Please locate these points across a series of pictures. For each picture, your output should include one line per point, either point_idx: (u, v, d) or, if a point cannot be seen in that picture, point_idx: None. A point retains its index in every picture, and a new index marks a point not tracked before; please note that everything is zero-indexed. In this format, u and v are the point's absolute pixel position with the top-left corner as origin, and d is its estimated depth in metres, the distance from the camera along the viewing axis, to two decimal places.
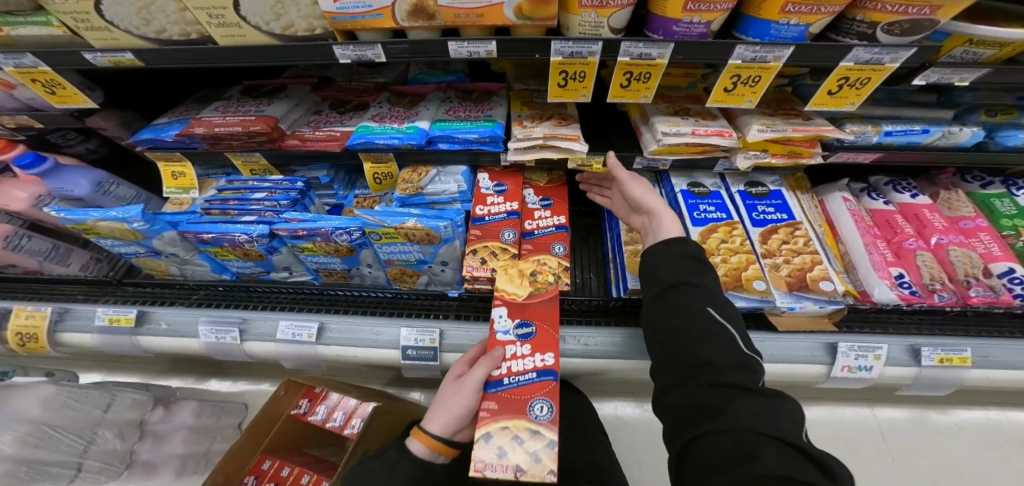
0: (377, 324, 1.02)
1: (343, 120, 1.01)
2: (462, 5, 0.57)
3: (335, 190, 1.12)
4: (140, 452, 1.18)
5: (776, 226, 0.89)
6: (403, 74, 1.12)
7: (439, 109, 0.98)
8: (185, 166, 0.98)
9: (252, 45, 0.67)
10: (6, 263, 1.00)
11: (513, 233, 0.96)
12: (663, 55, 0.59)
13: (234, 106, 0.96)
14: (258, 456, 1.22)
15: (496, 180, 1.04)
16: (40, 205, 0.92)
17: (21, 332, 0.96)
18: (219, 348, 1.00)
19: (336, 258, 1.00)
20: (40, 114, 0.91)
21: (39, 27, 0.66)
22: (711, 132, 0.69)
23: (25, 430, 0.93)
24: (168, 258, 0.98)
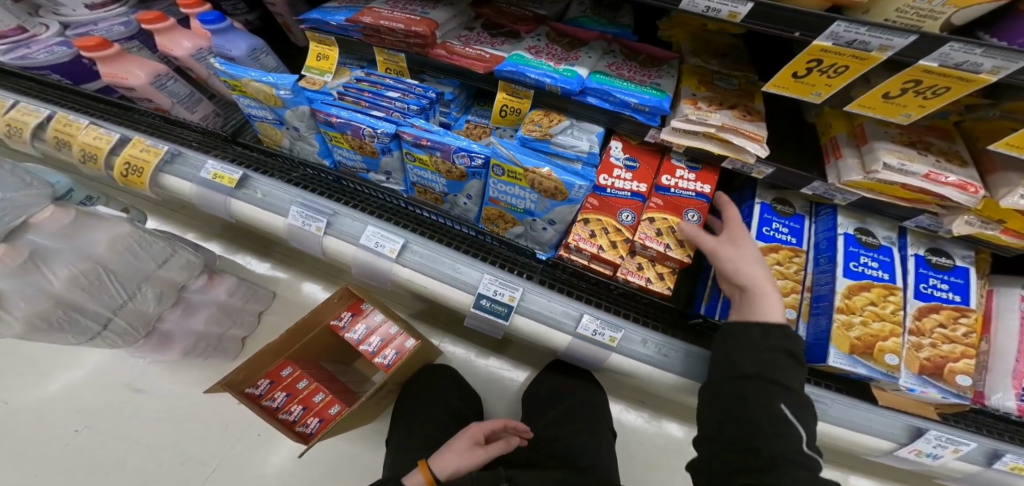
0: (458, 261, 0.98)
1: (494, 43, 0.95)
2: None
3: (451, 110, 1.05)
4: (167, 321, 1.16)
5: (938, 305, 0.76)
6: (561, 12, 1.04)
7: (600, 61, 0.90)
8: (333, 50, 0.97)
9: None
10: (141, 97, 0.97)
11: (632, 215, 0.89)
12: (995, 73, 0.44)
13: (403, 2, 0.93)
14: (282, 361, 1.20)
15: (628, 154, 0.95)
16: (197, 58, 0.93)
17: (130, 162, 0.96)
18: (300, 234, 0.98)
19: (442, 179, 0.96)
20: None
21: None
22: (952, 181, 0.57)
23: (83, 268, 0.84)
24: (287, 130, 0.99)
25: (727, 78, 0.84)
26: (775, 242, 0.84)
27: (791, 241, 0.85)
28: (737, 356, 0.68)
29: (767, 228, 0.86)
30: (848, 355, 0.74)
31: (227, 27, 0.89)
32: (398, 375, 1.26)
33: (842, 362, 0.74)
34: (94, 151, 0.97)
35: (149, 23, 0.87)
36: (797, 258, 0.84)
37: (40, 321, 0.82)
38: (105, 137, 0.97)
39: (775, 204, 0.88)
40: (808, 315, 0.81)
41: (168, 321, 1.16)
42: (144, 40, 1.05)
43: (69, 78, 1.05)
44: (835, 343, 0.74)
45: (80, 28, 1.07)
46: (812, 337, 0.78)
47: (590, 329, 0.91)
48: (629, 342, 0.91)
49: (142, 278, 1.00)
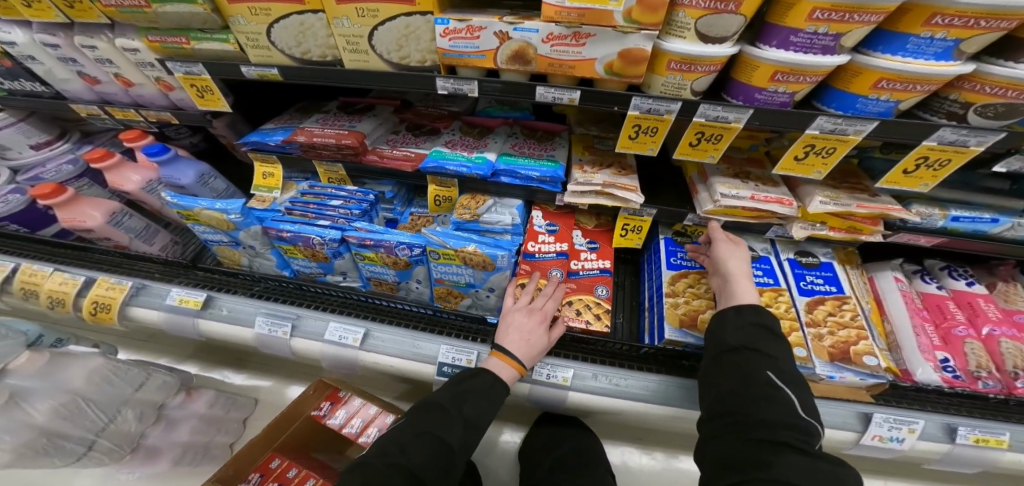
0: (416, 338, 1.05)
1: (417, 142, 1.12)
2: (558, 57, 0.65)
3: (394, 206, 1.19)
4: (151, 436, 1.18)
5: (823, 297, 0.88)
6: (472, 106, 1.23)
7: (505, 143, 1.05)
8: (277, 167, 1.12)
9: (372, 69, 0.77)
10: (100, 237, 1.08)
11: (561, 273, 1.00)
12: (739, 120, 0.64)
13: (332, 119, 1.11)
14: (269, 454, 1.16)
15: (549, 220, 1.09)
16: (147, 189, 1.05)
17: (97, 301, 1.04)
18: (268, 341, 1.04)
19: (391, 270, 1.06)
20: (181, 113, 1.04)
21: (218, 43, 0.79)
22: (770, 199, 0.76)
23: (62, 400, 0.89)
24: (244, 249, 1.10)
25: (607, 139, 1.02)
26: (683, 268, 0.97)
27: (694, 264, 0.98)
28: (719, 334, 0.71)
29: (674, 259, 0.99)
30: None
31: (173, 157, 1.02)
32: None
33: None
34: (61, 296, 1.05)
35: (96, 160, 0.99)
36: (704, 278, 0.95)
37: (26, 452, 0.85)
38: (71, 281, 1.06)
39: (675, 236, 1.04)
40: None
41: (152, 436, 1.18)
42: (93, 176, 1.18)
43: (25, 224, 1.14)
44: None
45: (27, 170, 1.16)
46: None
47: (545, 375, 0.96)
48: (584, 382, 0.95)
49: (121, 400, 1.02)
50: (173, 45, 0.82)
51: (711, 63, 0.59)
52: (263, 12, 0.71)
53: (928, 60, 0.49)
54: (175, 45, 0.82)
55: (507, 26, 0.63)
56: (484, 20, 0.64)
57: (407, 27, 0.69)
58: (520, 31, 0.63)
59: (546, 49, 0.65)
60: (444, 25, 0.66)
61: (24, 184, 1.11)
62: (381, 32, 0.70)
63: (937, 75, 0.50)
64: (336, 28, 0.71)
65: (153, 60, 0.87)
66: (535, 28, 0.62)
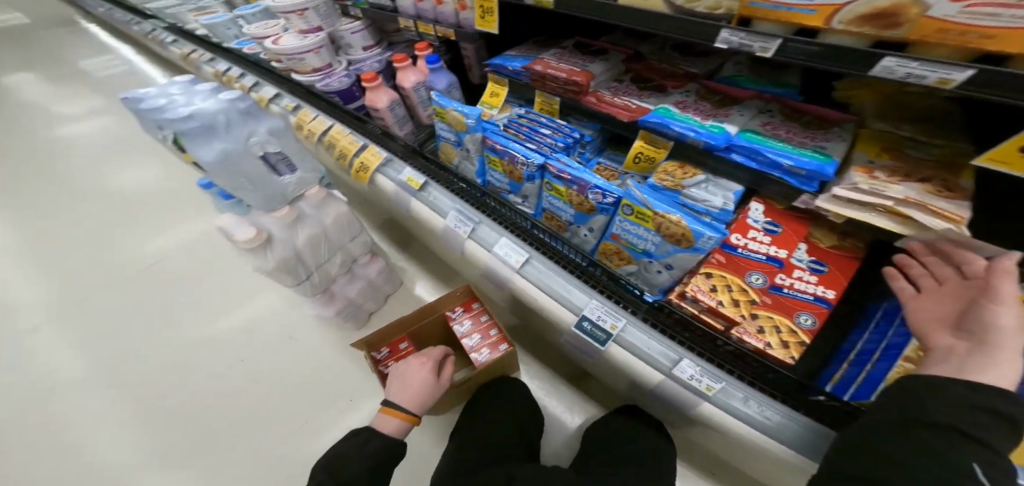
0: (572, 283, 1.09)
1: (641, 95, 1.06)
2: (964, 20, 0.43)
3: (586, 151, 1.19)
4: (338, 286, 1.60)
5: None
6: (714, 69, 1.09)
7: (753, 120, 0.91)
8: (503, 89, 1.24)
9: (648, 9, 0.75)
10: (378, 116, 1.45)
11: (761, 278, 0.88)
12: None
13: (568, 55, 1.15)
14: (401, 335, 1.43)
15: (770, 219, 0.92)
16: (416, 89, 1.33)
17: (363, 162, 1.38)
18: (451, 233, 1.22)
19: (572, 210, 1.13)
20: (460, 31, 1.23)
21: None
22: None
23: (314, 233, 1.32)
24: (461, 150, 1.32)
25: (904, 139, 0.76)
26: None
27: None
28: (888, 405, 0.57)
29: None
30: None
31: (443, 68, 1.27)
32: (489, 373, 1.36)
33: None
34: (345, 151, 1.43)
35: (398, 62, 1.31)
36: None
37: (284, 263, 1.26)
38: (354, 143, 1.42)
39: None
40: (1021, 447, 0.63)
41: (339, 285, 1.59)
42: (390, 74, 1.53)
43: (344, 100, 1.60)
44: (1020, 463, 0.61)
45: (356, 64, 1.62)
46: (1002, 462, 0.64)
47: (687, 374, 0.89)
48: (730, 399, 0.85)
49: (334, 246, 1.44)
50: None
51: None
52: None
53: None
54: None
55: None
56: None
57: None
58: None
59: (948, 10, 0.43)
60: None
61: (351, 73, 1.58)
62: None
63: None
64: None
65: None
66: None
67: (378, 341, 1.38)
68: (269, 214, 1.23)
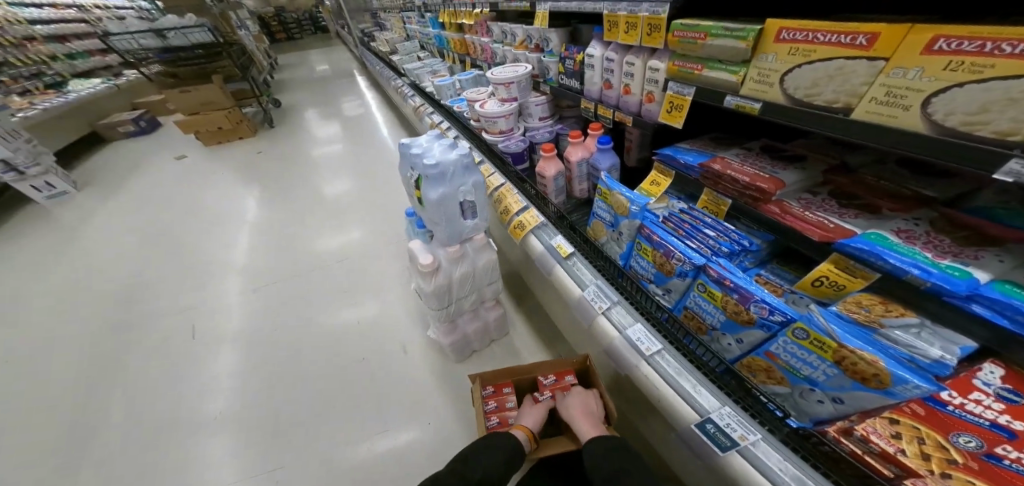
0: (704, 382, 1.04)
1: (844, 214, 0.97)
2: None
3: (746, 260, 1.16)
4: (462, 319, 1.88)
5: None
6: (956, 194, 0.91)
7: (1023, 271, 0.72)
8: (666, 180, 1.34)
9: (895, 127, 0.71)
10: (544, 182, 1.74)
11: (970, 442, 0.68)
12: None
13: (753, 157, 1.17)
14: (507, 380, 1.56)
15: (1012, 385, 0.69)
16: (581, 162, 1.63)
17: (521, 222, 1.68)
18: (585, 306, 1.32)
19: (723, 315, 1.07)
20: (641, 120, 1.40)
21: (727, 73, 1.02)
22: None
23: (467, 271, 1.66)
24: (613, 232, 1.43)
25: None
26: None
27: None
28: None
29: None
30: None
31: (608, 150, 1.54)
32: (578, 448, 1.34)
33: None
34: (508, 209, 1.78)
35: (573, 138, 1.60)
36: None
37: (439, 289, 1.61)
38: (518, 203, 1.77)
39: None
40: None
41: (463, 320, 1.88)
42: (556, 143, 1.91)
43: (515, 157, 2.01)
44: None
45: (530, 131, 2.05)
46: None
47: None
48: None
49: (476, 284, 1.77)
50: (687, 70, 1.13)
51: None
52: (805, 53, 0.83)
53: None
54: (688, 70, 1.13)
55: None
56: None
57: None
58: None
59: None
60: None
61: (525, 138, 2.01)
62: (957, 93, 0.62)
63: None
64: (887, 79, 0.71)
65: (661, 79, 1.25)
66: None
67: (490, 379, 1.55)
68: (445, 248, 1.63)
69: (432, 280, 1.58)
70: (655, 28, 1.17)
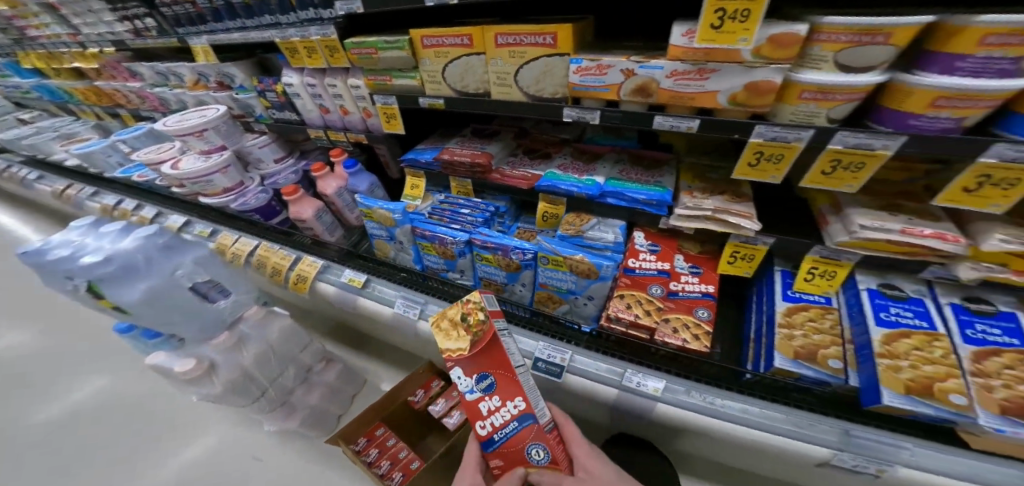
0: (522, 335, 1.15)
1: (534, 165, 1.27)
2: (681, 90, 0.74)
3: (505, 220, 1.33)
4: (295, 396, 1.54)
5: (1000, 350, 0.74)
6: (581, 133, 1.35)
7: (614, 169, 1.15)
8: (421, 181, 1.36)
9: (512, 99, 0.95)
10: (305, 226, 1.43)
11: (660, 290, 1.02)
12: (888, 148, 0.64)
13: (468, 142, 1.32)
14: (377, 422, 1.39)
15: (651, 240, 1.11)
16: (338, 194, 1.38)
17: (300, 273, 1.39)
18: (400, 320, 1.26)
19: (502, 272, 1.18)
20: (371, 135, 1.34)
21: (408, 79, 1.05)
22: (927, 234, 0.72)
23: (261, 350, 1.30)
24: (395, 244, 1.33)
25: (721, 168, 1.05)
26: (803, 302, 0.93)
27: (921, 326, 0.79)
28: None
29: (885, 313, 0.82)
30: (905, 396, 0.72)
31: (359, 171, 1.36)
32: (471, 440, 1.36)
33: (900, 402, 0.72)
34: (279, 267, 1.44)
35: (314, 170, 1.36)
36: (829, 315, 0.90)
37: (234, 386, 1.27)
38: (286, 257, 1.45)
39: (882, 288, 0.86)
40: (856, 365, 0.82)
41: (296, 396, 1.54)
42: (305, 182, 1.60)
43: (263, 215, 1.60)
44: (886, 383, 0.73)
45: (270, 178, 1.64)
46: (862, 383, 0.78)
47: (635, 383, 0.98)
48: (675, 396, 0.95)
49: (287, 358, 1.45)
50: (380, 82, 1.10)
51: (854, 91, 0.61)
52: (444, 54, 0.94)
53: None
54: (381, 82, 1.10)
55: (634, 64, 0.76)
56: (614, 59, 0.78)
57: (547, 66, 0.86)
58: (646, 68, 0.75)
59: (668, 83, 0.74)
60: (578, 64, 0.81)
61: (268, 188, 1.61)
62: (525, 70, 0.89)
63: None
64: (492, 66, 0.91)
65: (365, 94, 1.18)
66: (661, 65, 0.73)
67: (355, 432, 1.32)
68: (206, 342, 1.20)
69: (217, 379, 1.22)
70: (332, 49, 1.09)
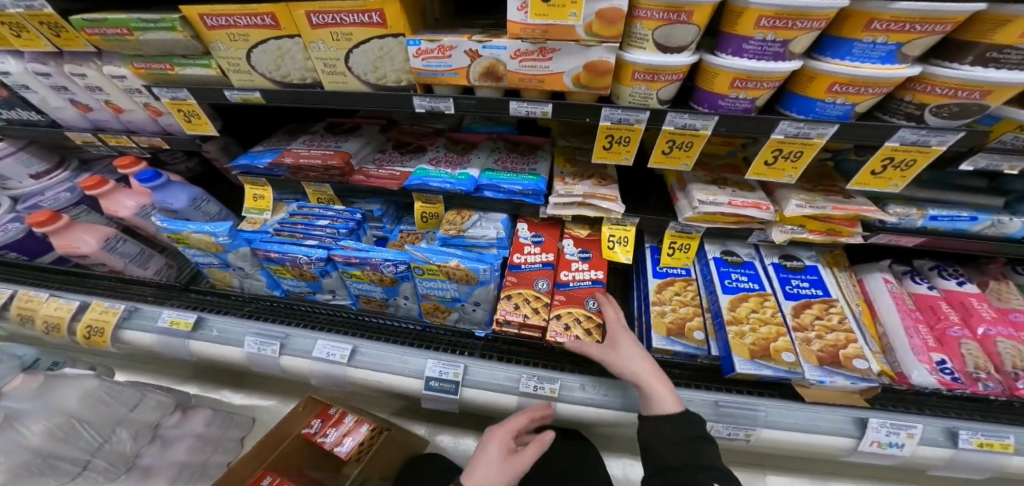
0: (406, 352, 0.99)
1: (403, 160, 1.08)
2: (528, 71, 0.68)
3: (383, 224, 1.16)
4: (146, 456, 1.12)
5: (810, 300, 0.88)
6: (457, 122, 1.21)
7: (489, 159, 1.05)
8: (266, 190, 1.11)
9: (353, 90, 0.80)
10: (95, 263, 1.11)
11: (547, 284, 0.98)
12: (706, 127, 0.65)
13: (318, 140, 1.08)
14: (260, 472, 0.99)
15: (534, 231, 1.07)
16: (141, 214, 1.09)
17: (91, 325, 1.05)
18: (259, 360, 1.01)
19: (378, 287, 1.00)
20: (171, 137, 1.07)
21: (200, 68, 0.82)
22: (746, 204, 0.78)
23: (56, 421, 1.00)
24: (234, 271, 1.06)
25: (587, 151, 1.04)
26: (669, 277, 0.98)
27: (753, 287, 0.90)
28: (658, 448, 0.73)
29: (729, 280, 0.92)
30: (751, 360, 0.81)
31: (165, 183, 1.07)
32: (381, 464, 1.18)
33: (747, 367, 0.80)
34: (56, 320, 1.07)
35: (91, 188, 1.04)
36: (690, 286, 0.96)
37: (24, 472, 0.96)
38: (65, 306, 1.08)
39: (724, 256, 0.96)
40: (714, 333, 0.89)
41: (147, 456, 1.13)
42: (91, 203, 1.21)
43: (23, 252, 1.16)
44: (735, 351, 0.81)
45: (28, 199, 1.18)
46: (721, 352, 0.85)
47: (531, 388, 0.91)
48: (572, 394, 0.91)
49: (115, 421, 1.11)
50: (158, 71, 0.85)
51: (675, 71, 0.61)
52: (242, 37, 0.74)
53: (875, 65, 0.49)
54: (160, 71, 0.85)
55: (476, 44, 0.66)
56: (454, 39, 0.66)
57: (381, 49, 0.71)
58: (489, 49, 0.66)
59: (515, 65, 0.67)
60: (416, 45, 0.68)
61: (23, 213, 1.14)
62: (357, 55, 0.73)
63: (887, 79, 0.50)
64: (313, 51, 0.74)
65: (140, 86, 0.90)
66: (503, 45, 0.65)
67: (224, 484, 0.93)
68: None
69: None
70: (55, 27, 0.78)
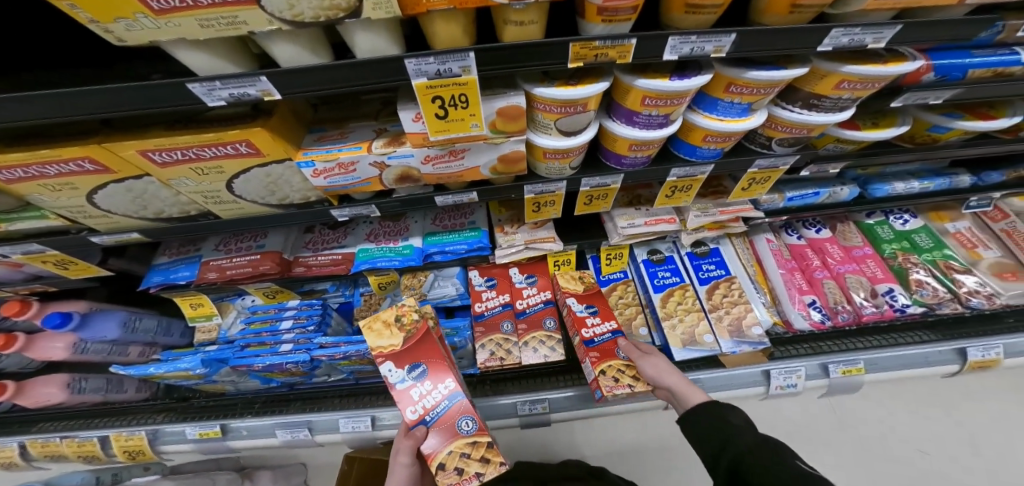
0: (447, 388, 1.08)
1: (338, 238, 1.00)
2: (442, 171, 0.68)
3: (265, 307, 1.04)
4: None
5: (717, 282, 1.07)
6: None
7: (426, 219, 1.02)
8: (201, 296, 1.02)
9: (247, 211, 0.71)
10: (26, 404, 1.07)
11: (511, 324, 1.02)
12: (615, 181, 0.80)
13: (234, 239, 0.95)
14: None
15: (525, 272, 1.10)
16: (78, 351, 0.94)
17: (128, 450, 1.08)
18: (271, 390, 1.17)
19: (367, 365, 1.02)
20: (46, 280, 0.93)
21: (38, 220, 0.68)
22: (659, 221, 1.00)
23: None
24: (223, 381, 1.07)
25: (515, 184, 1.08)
26: (612, 282, 1.12)
27: (676, 281, 1.08)
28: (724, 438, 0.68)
29: (657, 279, 1.09)
30: (684, 347, 1.00)
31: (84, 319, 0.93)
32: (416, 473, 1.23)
33: (683, 354, 0.99)
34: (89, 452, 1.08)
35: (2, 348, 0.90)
36: (630, 287, 1.12)
37: None
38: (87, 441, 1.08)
39: (651, 256, 1.13)
40: (655, 326, 1.06)
41: None
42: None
43: None
44: (672, 342, 1.00)
45: None
46: (663, 342, 1.04)
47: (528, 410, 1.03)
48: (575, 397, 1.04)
49: None
50: None
51: (580, 147, 0.68)
52: (66, 187, 0.59)
53: (734, 119, 0.66)
54: None
55: (380, 157, 0.61)
56: (354, 156, 0.60)
57: (268, 175, 0.62)
58: (395, 158, 0.62)
59: (427, 168, 0.66)
60: (311, 167, 0.60)
61: None
62: (239, 182, 0.62)
63: (741, 132, 0.67)
64: (182, 188, 0.63)
65: None
66: (410, 153, 0.62)
67: None
68: None
69: None
70: None
